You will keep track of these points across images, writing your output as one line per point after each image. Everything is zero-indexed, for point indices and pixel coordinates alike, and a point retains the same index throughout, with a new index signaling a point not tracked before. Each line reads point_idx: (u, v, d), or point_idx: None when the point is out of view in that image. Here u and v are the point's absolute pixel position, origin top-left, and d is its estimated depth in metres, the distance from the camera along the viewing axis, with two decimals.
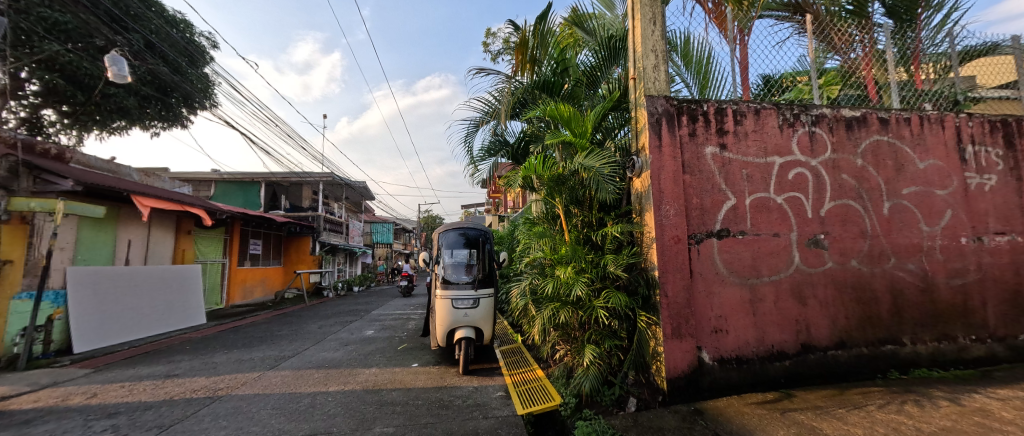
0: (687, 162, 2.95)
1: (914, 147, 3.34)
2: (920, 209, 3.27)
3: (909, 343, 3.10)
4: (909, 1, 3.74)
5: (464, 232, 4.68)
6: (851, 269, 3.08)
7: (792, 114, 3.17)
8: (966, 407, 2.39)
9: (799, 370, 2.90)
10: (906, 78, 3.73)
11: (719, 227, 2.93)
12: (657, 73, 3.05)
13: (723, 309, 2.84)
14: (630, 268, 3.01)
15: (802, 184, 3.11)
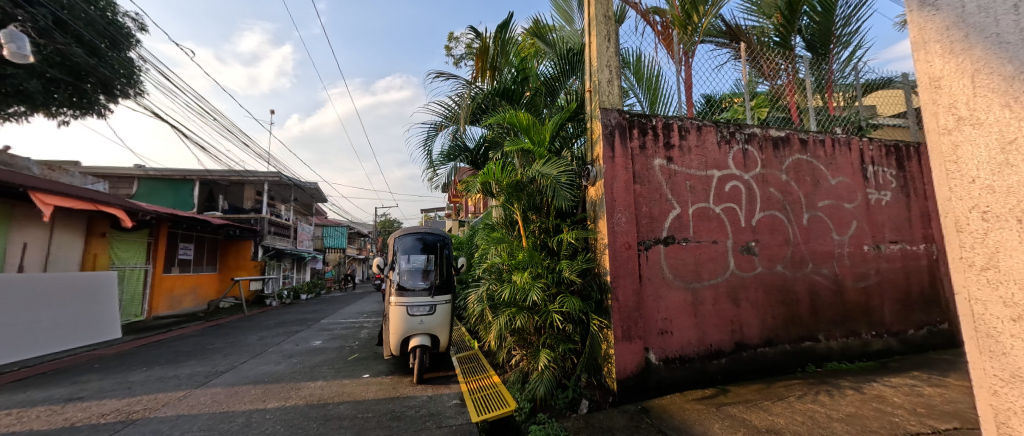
0: (638, 173, 3.13)
1: (827, 165, 3.79)
2: (832, 220, 3.72)
3: (824, 340, 3.49)
4: (823, 37, 4.27)
5: (422, 237, 4.58)
6: (777, 273, 3.42)
7: (728, 132, 3.48)
8: (866, 395, 2.74)
9: (733, 367, 3.16)
10: (821, 104, 4.24)
11: (666, 234, 3.13)
12: (611, 87, 3.22)
13: (669, 312, 3.03)
14: (584, 274, 3.11)
15: (737, 196, 3.42)
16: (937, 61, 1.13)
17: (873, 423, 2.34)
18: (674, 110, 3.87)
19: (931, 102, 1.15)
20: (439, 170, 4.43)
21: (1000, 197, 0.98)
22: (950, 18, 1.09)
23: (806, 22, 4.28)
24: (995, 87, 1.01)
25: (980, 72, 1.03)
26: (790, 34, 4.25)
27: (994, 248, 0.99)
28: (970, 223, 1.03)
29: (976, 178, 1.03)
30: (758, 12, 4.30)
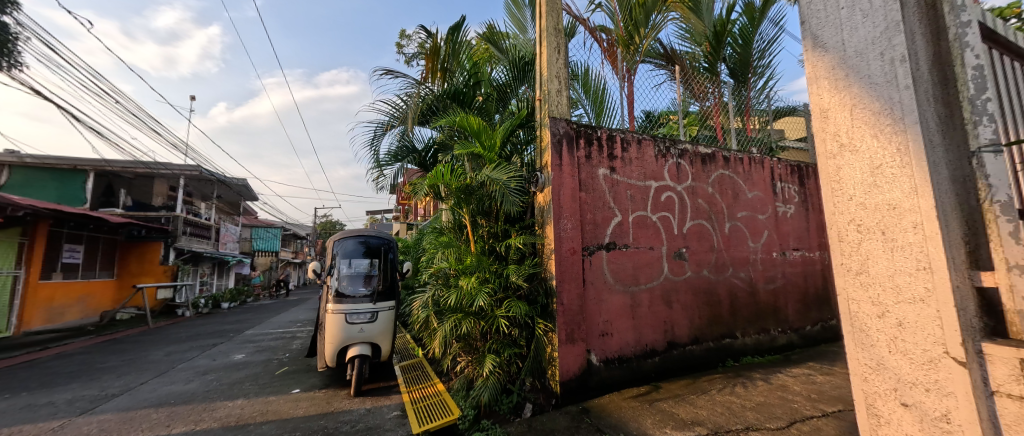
0: (583, 181, 3.25)
1: (745, 180, 4.24)
2: (748, 229, 4.14)
3: (741, 337, 3.87)
4: (744, 66, 4.77)
5: (365, 240, 4.36)
6: (704, 277, 3.73)
7: (664, 146, 3.75)
8: (773, 385, 3.08)
9: (666, 365, 3.38)
10: (740, 126, 4.73)
11: (608, 240, 3.28)
12: (560, 97, 3.32)
13: (610, 315, 3.17)
14: (531, 278, 3.15)
15: (671, 205, 3.68)
16: (825, 94, 1.32)
17: (777, 410, 2.63)
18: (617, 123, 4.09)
19: (821, 129, 1.34)
20: (386, 170, 4.26)
21: (870, 212, 1.18)
22: (836, 59, 1.29)
23: (730, 52, 4.76)
24: (867, 120, 1.20)
25: (857, 106, 1.23)
26: (717, 61, 4.71)
27: (864, 257, 1.19)
28: (848, 235, 1.24)
29: (853, 196, 1.23)
30: (691, 39, 4.71)
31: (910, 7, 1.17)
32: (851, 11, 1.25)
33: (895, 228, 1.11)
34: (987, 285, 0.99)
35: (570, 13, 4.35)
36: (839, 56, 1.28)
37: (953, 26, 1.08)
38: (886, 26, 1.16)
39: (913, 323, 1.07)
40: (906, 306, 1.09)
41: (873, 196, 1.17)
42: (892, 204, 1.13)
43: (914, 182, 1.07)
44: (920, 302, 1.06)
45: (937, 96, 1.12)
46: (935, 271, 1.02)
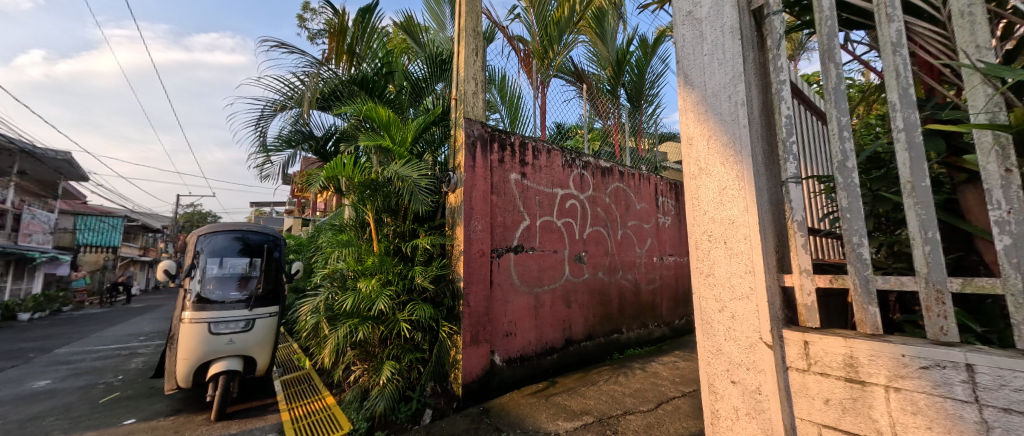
0: (495, 185, 3.30)
1: (635, 193, 4.79)
2: (636, 237, 4.70)
3: (626, 332, 4.35)
4: (639, 93, 5.40)
5: (241, 237, 3.76)
6: (598, 278, 4.10)
7: (570, 158, 4.03)
8: (648, 372, 3.52)
9: (563, 361, 3.61)
10: (633, 145, 5.36)
11: (516, 243, 3.39)
12: (476, 99, 3.32)
13: (514, 315, 3.27)
14: (437, 280, 3.06)
15: (574, 212, 3.96)
16: (691, 125, 1.57)
17: (650, 394, 3.01)
18: (530, 131, 4.26)
19: (687, 154, 1.59)
20: (274, 157, 3.75)
21: (718, 225, 1.44)
22: (699, 96, 1.54)
23: (628, 79, 5.35)
24: (719, 149, 1.46)
25: (713, 137, 1.48)
26: (617, 86, 5.25)
27: (711, 261, 1.45)
28: (703, 244, 1.48)
29: (706, 211, 1.48)
30: (597, 62, 5.16)
31: (752, 62, 1.46)
32: (711, 59, 1.51)
33: (734, 239, 1.38)
34: (787, 284, 1.29)
35: (489, 17, 4.40)
36: (702, 94, 1.53)
37: (776, 83, 1.39)
38: (733, 75, 1.43)
39: (742, 315, 1.34)
40: (738, 302, 1.35)
41: (720, 212, 1.43)
42: (732, 219, 1.39)
43: (747, 202, 1.34)
44: (747, 298, 1.33)
45: (765, 136, 1.42)
46: (756, 274, 1.29)
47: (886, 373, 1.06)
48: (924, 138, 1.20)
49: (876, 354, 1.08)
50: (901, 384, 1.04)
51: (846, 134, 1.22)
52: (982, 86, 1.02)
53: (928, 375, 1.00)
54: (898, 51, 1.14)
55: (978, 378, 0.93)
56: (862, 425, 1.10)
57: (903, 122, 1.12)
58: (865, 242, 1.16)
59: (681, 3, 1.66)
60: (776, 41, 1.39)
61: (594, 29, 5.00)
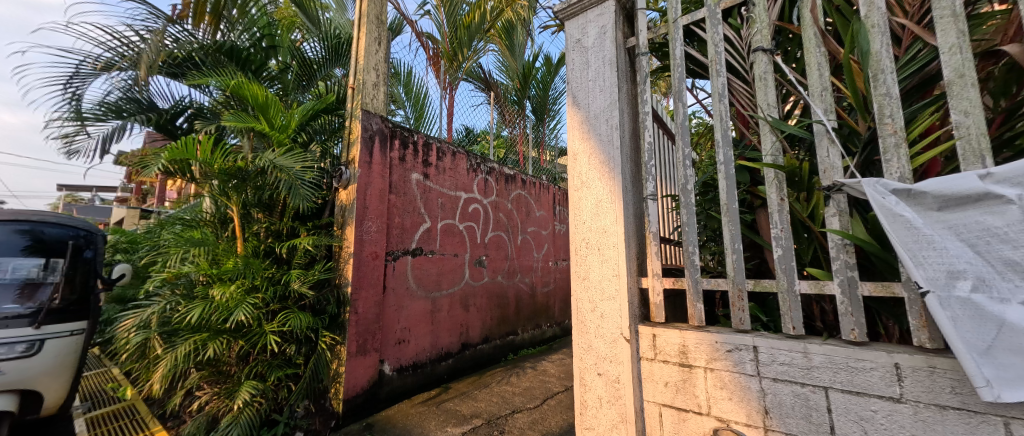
0: (394, 183, 3.13)
1: (535, 201, 5.05)
2: (534, 242, 4.94)
3: (520, 333, 4.53)
4: (544, 108, 5.69)
5: (32, 230, 2.83)
6: (497, 282, 4.20)
7: (474, 162, 4.06)
8: (537, 371, 3.72)
9: (458, 366, 3.58)
10: (535, 156, 5.65)
11: (414, 246, 3.26)
12: (376, 92, 3.10)
13: (408, 321, 3.13)
14: (319, 285, 2.74)
15: (476, 216, 3.99)
16: (577, 141, 1.73)
17: (537, 391, 3.18)
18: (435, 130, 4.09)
19: (571, 168, 1.74)
20: (92, 128, 2.91)
21: (593, 234, 1.61)
22: (584, 116, 1.71)
23: (534, 93, 5.61)
24: (597, 165, 1.64)
25: (593, 154, 1.65)
26: (523, 98, 5.47)
27: (587, 266, 1.60)
28: (583, 249, 1.63)
29: (585, 220, 1.64)
30: (505, 73, 5.31)
31: (626, 93, 1.67)
32: (594, 84, 1.69)
33: (605, 246, 1.56)
34: (643, 286, 1.52)
35: (397, 9, 4.18)
36: (585, 115, 1.70)
37: (644, 113, 1.62)
38: (611, 101, 1.62)
39: (608, 313, 1.52)
40: (606, 302, 1.53)
41: (596, 222, 1.60)
42: (606, 228, 1.57)
43: (617, 214, 1.53)
44: (614, 298, 1.51)
45: (634, 157, 1.64)
46: (621, 277, 1.49)
47: (705, 357, 1.32)
48: (735, 170, 1.55)
49: (700, 342, 1.33)
50: (715, 365, 1.30)
51: (688, 162, 1.49)
52: (771, 135, 1.36)
53: (730, 356, 1.27)
54: (722, 99, 1.45)
55: (760, 356, 1.23)
56: (688, 402, 1.34)
57: (725, 157, 1.41)
58: (696, 251, 1.43)
59: (572, 31, 1.82)
60: (643, 77, 1.63)
61: (504, 40, 5.13)
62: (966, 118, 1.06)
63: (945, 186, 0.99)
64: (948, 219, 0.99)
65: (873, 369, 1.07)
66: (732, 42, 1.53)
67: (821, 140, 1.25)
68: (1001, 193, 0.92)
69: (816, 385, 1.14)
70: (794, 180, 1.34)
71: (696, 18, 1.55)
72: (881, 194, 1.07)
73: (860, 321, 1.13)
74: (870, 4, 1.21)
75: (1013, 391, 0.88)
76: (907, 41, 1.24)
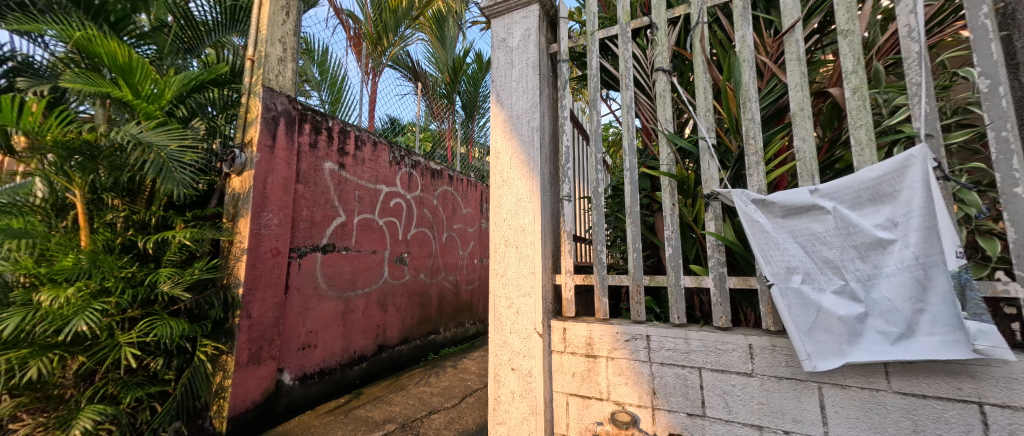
0: (302, 172, 2.83)
1: (461, 197, 4.97)
2: (460, 239, 4.88)
3: (442, 332, 4.43)
4: (473, 104, 5.59)
5: None
6: (419, 280, 4.07)
7: (399, 154, 3.87)
8: (457, 369, 3.68)
9: (372, 370, 3.37)
10: (464, 153, 5.57)
11: (325, 242, 2.99)
12: (283, 68, 2.76)
13: (315, 324, 2.86)
14: (198, 287, 2.31)
15: (398, 211, 3.80)
16: (500, 139, 1.74)
17: (456, 390, 3.14)
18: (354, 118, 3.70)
19: (493, 166, 1.75)
20: None
21: (512, 232, 1.64)
22: (507, 115, 1.73)
23: (463, 88, 5.47)
24: (519, 165, 1.67)
25: (515, 154, 1.68)
26: (452, 92, 5.33)
27: (506, 264, 1.63)
28: (502, 247, 1.65)
29: (504, 219, 1.67)
30: (435, 65, 5.14)
31: (547, 97, 1.74)
32: (517, 85, 1.73)
33: (522, 244, 1.61)
34: (557, 282, 1.61)
35: None
36: (508, 114, 1.73)
37: (563, 118, 1.71)
38: (533, 102, 1.67)
39: (523, 309, 1.56)
40: (522, 298, 1.57)
41: (515, 220, 1.64)
42: (524, 227, 1.61)
43: (535, 213, 1.59)
44: (529, 295, 1.56)
45: (552, 159, 1.72)
46: (537, 274, 1.55)
47: (607, 346, 1.45)
48: (639, 177, 1.72)
49: (603, 333, 1.45)
50: (615, 354, 1.43)
51: (600, 167, 1.60)
52: (667, 147, 1.53)
53: (627, 344, 1.41)
54: (630, 111, 1.59)
55: (651, 344, 1.38)
56: (592, 389, 1.45)
57: (630, 164, 1.55)
58: (603, 249, 1.55)
59: (498, 30, 1.83)
60: (564, 84, 1.73)
61: (434, 30, 4.93)
62: (803, 144, 1.32)
63: (788, 198, 1.21)
64: (789, 225, 1.23)
65: (735, 350, 1.27)
66: (639, 60, 1.70)
67: (704, 155, 1.45)
68: (822, 206, 1.17)
69: (693, 366, 1.32)
70: (684, 188, 1.53)
71: (610, 33, 1.68)
72: (744, 203, 1.28)
73: (727, 309, 1.34)
74: (742, 41, 1.43)
75: (824, 362, 1.13)
76: (768, 77, 1.50)
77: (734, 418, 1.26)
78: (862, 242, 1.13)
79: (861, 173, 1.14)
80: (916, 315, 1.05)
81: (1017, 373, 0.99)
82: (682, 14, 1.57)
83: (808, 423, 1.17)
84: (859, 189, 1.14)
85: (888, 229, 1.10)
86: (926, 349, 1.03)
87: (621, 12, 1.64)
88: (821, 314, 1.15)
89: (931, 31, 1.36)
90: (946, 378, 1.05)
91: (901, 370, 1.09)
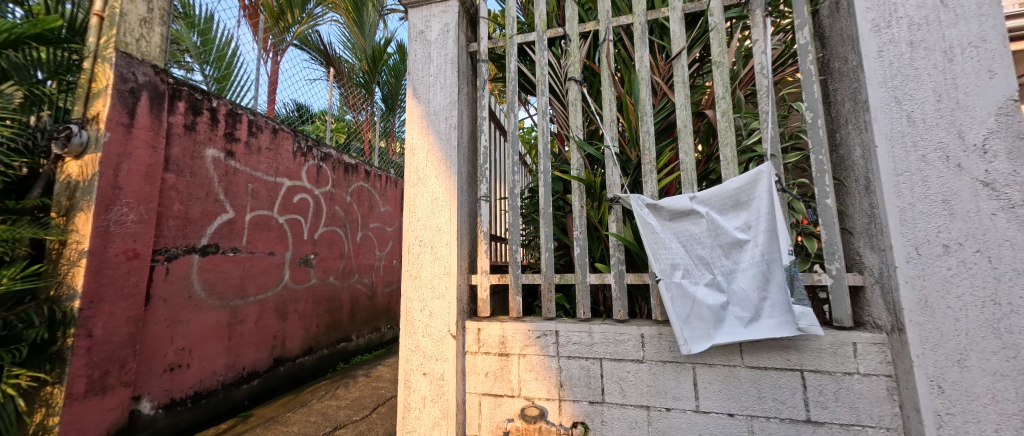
0: (173, 158, 2.37)
1: (380, 195, 4.65)
2: (377, 239, 4.57)
3: (354, 339, 4.10)
4: (394, 97, 5.25)
5: None
6: (327, 284, 3.71)
7: (305, 145, 3.49)
8: (370, 378, 3.44)
9: (266, 387, 2.96)
10: (383, 147, 5.11)
11: (205, 242, 2.55)
12: (149, 31, 2.28)
13: (187, 340, 2.41)
14: (9, 302, 1.73)
15: (303, 208, 3.42)
16: (416, 136, 1.67)
17: (367, 401, 2.93)
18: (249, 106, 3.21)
19: (407, 163, 1.67)
20: None
21: (426, 231, 1.59)
22: (423, 110, 1.67)
23: (384, 79, 5.17)
24: (436, 163, 1.63)
25: (431, 151, 1.64)
26: (371, 82, 5.03)
27: (419, 265, 1.58)
28: (416, 247, 1.59)
29: (418, 218, 1.61)
30: (352, 51, 4.88)
31: (465, 96, 1.73)
32: (435, 80, 1.68)
33: (436, 244, 1.57)
34: (472, 282, 1.62)
35: None
36: (425, 110, 1.67)
37: (481, 118, 1.72)
38: (451, 99, 1.64)
39: (437, 311, 1.53)
40: (436, 300, 1.53)
41: (431, 220, 1.59)
42: (439, 226, 1.58)
43: (451, 213, 1.57)
44: (442, 296, 1.53)
45: (468, 159, 1.71)
46: (451, 275, 1.53)
47: (519, 344, 1.49)
48: (552, 179, 1.81)
49: (516, 332, 1.50)
50: (526, 351, 1.48)
51: (516, 169, 1.65)
52: (577, 153, 1.64)
53: (538, 341, 1.48)
54: (545, 116, 1.67)
55: (559, 339, 1.46)
56: (504, 387, 1.49)
57: (544, 168, 1.62)
58: (518, 249, 1.59)
59: (415, 21, 1.76)
60: (482, 84, 1.74)
61: (351, 13, 4.77)
62: (685, 158, 1.53)
63: (673, 203, 1.40)
64: (674, 227, 1.42)
65: (629, 340, 1.41)
66: (554, 68, 1.80)
67: (608, 162, 1.59)
68: (698, 210, 1.37)
69: (596, 357, 1.43)
70: (591, 191, 1.66)
71: (527, 39, 1.74)
72: (640, 207, 1.44)
73: (624, 303, 1.48)
74: (641, 61, 1.59)
75: (697, 345, 1.31)
76: (660, 95, 1.70)
77: (627, 402, 1.40)
78: (726, 242, 1.34)
79: (727, 183, 1.36)
80: (761, 301, 1.29)
81: (824, 345, 1.28)
82: (592, 30, 1.70)
83: (685, 399, 1.36)
84: (724, 197, 1.36)
85: (744, 230, 1.33)
86: (768, 329, 1.27)
87: (538, 20, 1.71)
88: (695, 305, 1.34)
89: (777, 70, 1.69)
90: (781, 352, 1.31)
91: (751, 348, 1.33)
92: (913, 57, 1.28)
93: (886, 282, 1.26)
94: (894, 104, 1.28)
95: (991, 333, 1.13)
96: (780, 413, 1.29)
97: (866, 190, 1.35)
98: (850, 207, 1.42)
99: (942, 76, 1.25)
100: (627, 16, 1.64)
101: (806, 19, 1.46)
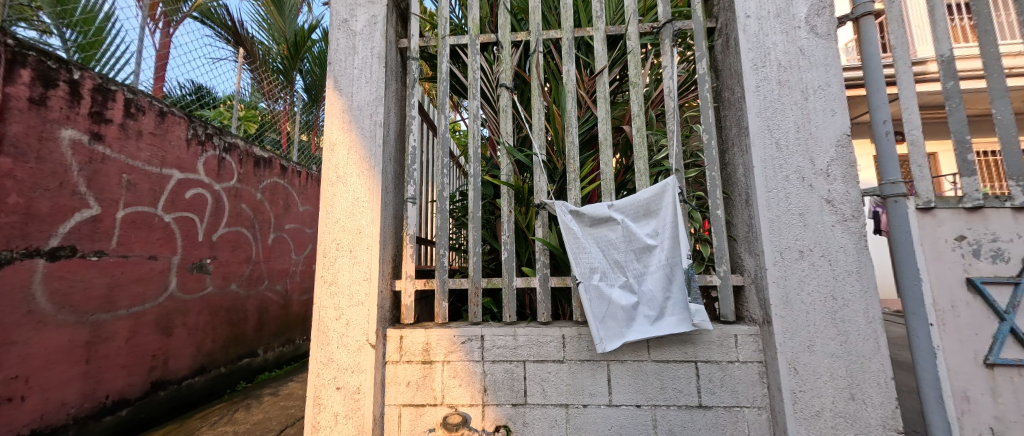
0: (14, 139, 1.89)
1: (298, 193, 4.22)
2: (293, 242, 4.13)
3: (261, 353, 3.63)
4: (319, 89, 4.86)
5: None
6: (228, 293, 3.24)
7: (203, 132, 3.03)
8: (278, 397, 3.08)
9: (139, 417, 2.47)
10: (305, 141, 4.57)
11: (57, 244, 2.05)
12: None
13: (24, 366, 1.91)
14: None
15: (198, 205, 2.96)
16: (337, 131, 1.55)
17: (272, 423, 2.60)
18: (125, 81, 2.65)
19: (326, 159, 1.54)
20: None
21: (345, 234, 1.48)
22: (346, 104, 1.56)
23: (307, 68, 4.82)
24: (358, 160, 1.53)
25: (354, 148, 1.54)
26: (292, 68, 4.67)
27: (335, 270, 1.46)
28: (334, 251, 1.47)
29: (337, 219, 1.49)
30: (269, 33, 4.50)
31: (393, 93, 1.66)
32: (359, 73, 1.58)
33: (357, 247, 1.47)
34: (396, 288, 1.54)
35: None
36: (348, 104, 1.56)
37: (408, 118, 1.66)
38: (378, 95, 1.56)
39: (354, 320, 1.42)
40: (353, 307, 1.43)
41: (350, 221, 1.49)
42: (359, 228, 1.48)
43: (374, 214, 1.48)
44: (360, 304, 1.43)
45: (394, 159, 1.63)
46: (371, 280, 1.44)
47: (444, 350, 1.46)
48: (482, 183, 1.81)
49: (440, 338, 1.46)
50: (451, 357, 1.46)
51: (446, 171, 1.61)
52: (507, 159, 1.67)
53: (463, 346, 1.46)
54: (477, 119, 1.66)
55: (484, 343, 1.46)
56: (426, 396, 1.44)
57: (474, 171, 1.62)
58: (445, 254, 1.56)
59: (338, 8, 1.65)
60: (413, 82, 1.68)
61: None
62: (606, 169, 1.64)
63: (594, 210, 1.49)
64: (594, 233, 1.51)
65: (551, 341, 1.47)
66: (486, 72, 1.81)
67: (536, 169, 1.64)
68: (615, 218, 1.48)
69: (519, 360, 1.46)
70: (518, 197, 1.70)
71: (460, 41, 1.73)
72: (563, 213, 1.51)
73: (548, 306, 1.54)
74: (568, 75, 1.68)
75: (611, 343, 1.41)
76: (585, 109, 1.81)
77: (548, 401, 1.45)
78: (637, 247, 1.47)
79: (639, 194, 1.49)
80: (666, 301, 1.43)
81: (712, 338, 1.47)
82: (523, 39, 1.75)
83: (600, 395, 1.45)
84: (637, 206, 1.49)
85: (653, 237, 1.47)
86: (670, 326, 1.41)
87: (471, 24, 1.71)
88: (611, 305, 1.44)
89: (681, 95, 1.91)
90: (680, 346, 1.47)
91: (657, 344, 1.47)
92: (781, 94, 1.55)
93: (759, 282, 1.49)
94: (768, 133, 1.52)
95: (830, 323, 1.39)
96: (678, 400, 1.44)
97: (746, 205, 1.58)
98: (735, 217, 1.66)
99: (801, 111, 1.52)
100: (556, 30, 1.73)
101: (705, 53, 1.68)
